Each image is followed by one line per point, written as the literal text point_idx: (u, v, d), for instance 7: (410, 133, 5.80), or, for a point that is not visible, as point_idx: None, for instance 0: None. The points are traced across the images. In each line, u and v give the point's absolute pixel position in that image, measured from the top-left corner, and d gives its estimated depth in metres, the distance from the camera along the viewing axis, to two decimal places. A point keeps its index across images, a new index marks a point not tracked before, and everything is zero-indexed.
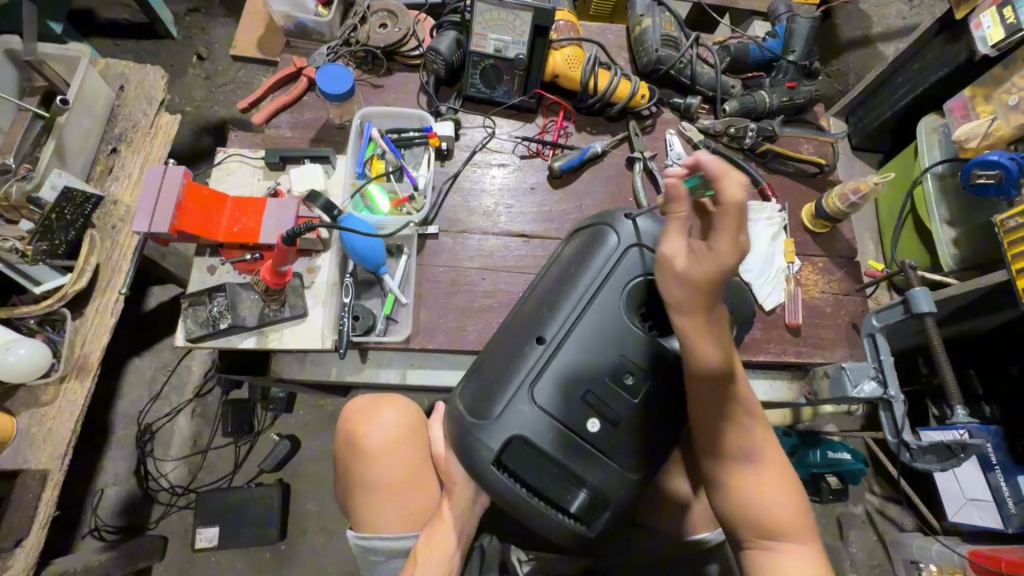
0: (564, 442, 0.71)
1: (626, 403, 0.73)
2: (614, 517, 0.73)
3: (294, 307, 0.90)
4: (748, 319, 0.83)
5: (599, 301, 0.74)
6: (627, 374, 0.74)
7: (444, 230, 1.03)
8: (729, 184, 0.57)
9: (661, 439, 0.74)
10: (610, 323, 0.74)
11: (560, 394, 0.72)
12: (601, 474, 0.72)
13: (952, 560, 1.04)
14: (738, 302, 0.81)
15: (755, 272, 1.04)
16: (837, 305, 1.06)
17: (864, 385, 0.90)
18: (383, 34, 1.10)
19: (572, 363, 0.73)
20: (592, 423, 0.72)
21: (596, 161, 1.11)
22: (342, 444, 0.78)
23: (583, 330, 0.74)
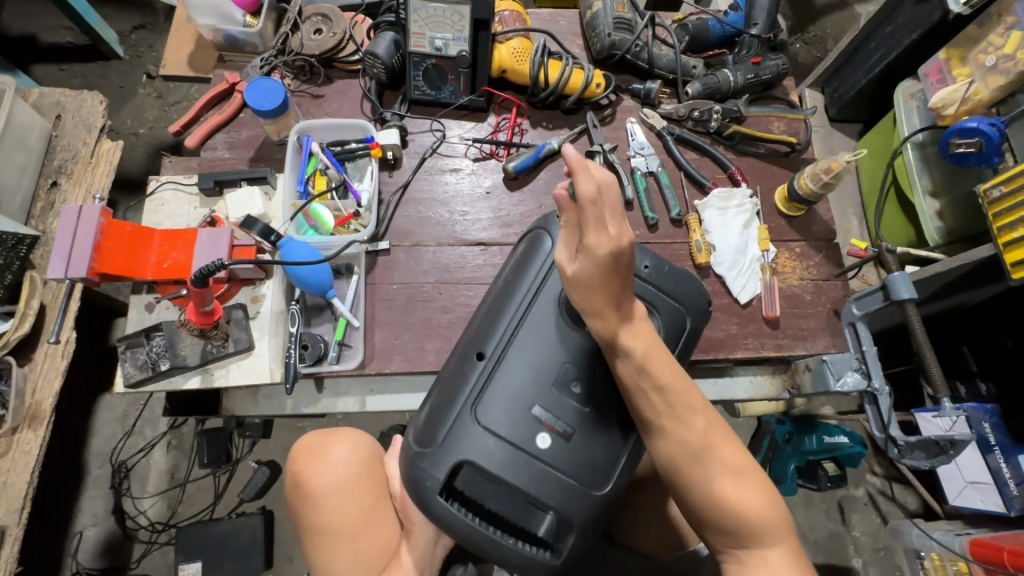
0: (515, 462, 0.68)
1: (577, 414, 0.71)
2: (581, 539, 0.68)
3: (238, 341, 0.85)
4: (703, 309, 0.79)
5: (536, 310, 0.74)
6: (573, 381, 0.72)
7: (396, 244, 0.97)
8: (583, 183, 0.53)
9: (617, 447, 0.71)
10: (551, 332, 0.73)
11: (506, 412, 0.70)
12: (559, 493, 0.68)
13: (952, 551, 1.01)
14: (689, 293, 0.79)
15: (727, 264, 0.98)
16: (818, 291, 1.01)
17: (847, 377, 0.86)
18: (318, 41, 1.04)
19: (514, 377, 0.71)
20: (543, 438, 0.69)
21: (554, 158, 1.05)
22: (289, 486, 0.78)
23: (524, 343, 0.73)
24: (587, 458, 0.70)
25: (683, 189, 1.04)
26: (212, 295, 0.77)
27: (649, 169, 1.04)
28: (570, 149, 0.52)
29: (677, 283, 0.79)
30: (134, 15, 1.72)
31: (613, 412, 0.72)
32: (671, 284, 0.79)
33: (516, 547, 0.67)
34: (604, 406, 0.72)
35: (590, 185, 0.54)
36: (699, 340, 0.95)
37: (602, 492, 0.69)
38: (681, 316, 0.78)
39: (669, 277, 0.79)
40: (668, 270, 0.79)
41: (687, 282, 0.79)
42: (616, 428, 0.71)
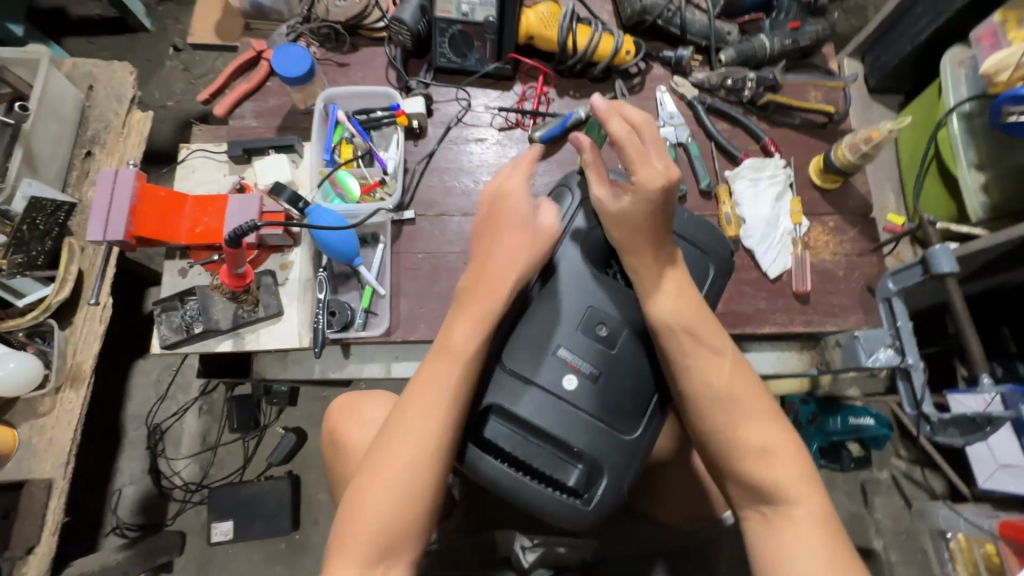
0: (543, 405, 0.68)
1: (602, 356, 0.71)
2: (613, 484, 0.68)
3: (268, 306, 0.87)
4: (726, 258, 0.78)
5: (559, 256, 0.75)
6: (598, 325, 0.72)
7: (422, 214, 0.97)
8: (614, 124, 0.69)
9: (643, 391, 0.71)
10: (575, 277, 0.74)
11: (533, 354, 0.70)
12: (588, 436, 0.68)
13: (981, 532, 0.99)
14: (710, 241, 0.78)
15: (757, 236, 0.96)
16: (851, 267, 0.98)
17: (879, 353, 0.84)
18: (342, 8, 1.03)
19: (539, 321, 0.72)
20: (569, 379, 0.69)
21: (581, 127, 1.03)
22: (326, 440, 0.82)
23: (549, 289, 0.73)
24: (615, 402, 0.70)
25: (714, 160, 1.02)
26: (244, 258, 0.78)
27: (679, 139, 1.01)
28: (601, 99, 0.69)
29: (699, 231, 0.78)
30: None
31: (638, 357, 0.72)
32: (692, 231, 0.78)
33: (545, 492, 0.68)
34: (630, 351, 0.72)
35: (621, 127, 0.69)
36: (726, 314, 0.94)
37: (632, 437, 0.69)
38: (703, 262, 0.77)
39: (690, 224, 0.78)
40: (688, 218, 0.79)
41: (709, 230, 0.78)
42: (642, 374, 0.72)
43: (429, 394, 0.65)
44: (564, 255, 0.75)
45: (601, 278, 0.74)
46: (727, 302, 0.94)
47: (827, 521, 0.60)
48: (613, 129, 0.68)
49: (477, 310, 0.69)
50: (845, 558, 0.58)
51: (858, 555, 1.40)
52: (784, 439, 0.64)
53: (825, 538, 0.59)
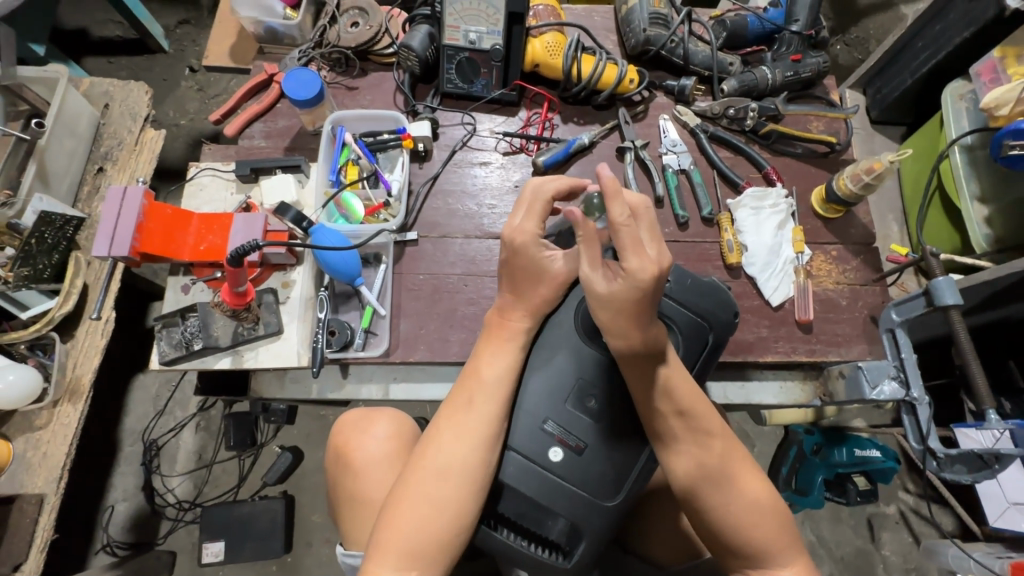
0: (526, 473, 0.69)
1: (590, 428, 0.71)
2: (593, 546, 0.68)
3: (268, 324, 0.87)
4: (727, 322, 0.75)
5: (557, 318, 0.75)
6: (588, 396, 0.72)
7: (424, 235, 0.98)
8: (617, 206, 0.59)
9: (628, 462, 0.71)
10: (565, 352, 0.73)
11: (518, 424, 0.71)
12: (570, 503, 0.68)
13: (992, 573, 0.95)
14: (712, 308, 0.75)
15: (759, 264, 0.96)
16: (853, 297, 0.97)
17: (883, 386, 0.83)
18: (353, 34, 1.06)
19: (530, 392, 0.72)
20: (555, 451, 0.69)
21: (584, 154, 1.05)
22: (331, 458, 0.78)
23: (540, 361, 0.73)
24: (597, 471, 0.69)
25: (716, 187, 1.02)
26: (245, 277, 0.80)
27: (681, 166, 1.03)
28: (606, 176, 0.59)
29: (699, 297, 0.75)
30: (180, 11, 1.77)
31: (630, 425, 0.71)
32: (691, 299, 0.75)
33: (525, 549, 0.68)
34: (618, 422, 0.71)
35: (623, 209, 0.59)
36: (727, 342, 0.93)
37: (613, 503, 0.69)
38: (703, 332, 0.75)
39: (690, 289, 0.75)
40: (691, 283, 0.76)
41: (711, 293, 0.75)
42: (629, 443, 0.71)
43: (458, 439, 0.66)
44: (558, 322, 0.74)
45: (592, 348, 0.73)
46: None
47: None
48: (615, 211, 0.59)
49: (463, 384, 0.70)
50: None
51: None
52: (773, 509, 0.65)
53: None
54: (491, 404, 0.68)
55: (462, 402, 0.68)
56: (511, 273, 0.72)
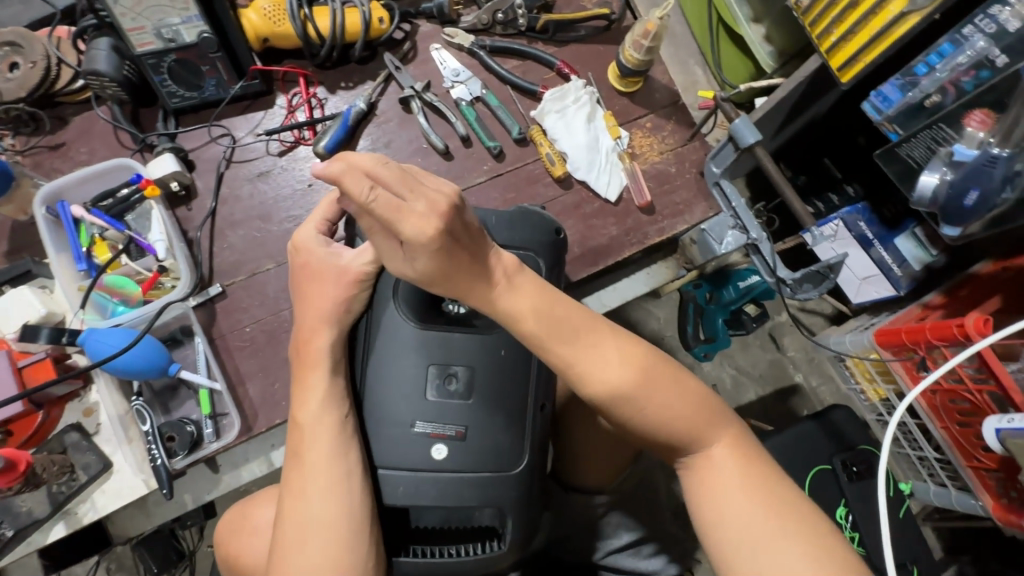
0: (417, 486, 0.62)
1: (463, 410, 0.63)
2: (519, 519, 0.63)
3: (88, 466, 0.73)
4: (551, 242, 0.70)
5: (378, 313, 0.66)
6: (449, 377, 0.64)
7: (229, 282, 0.83)
8: (350, 183, 0.48)
9: (519, 422, 0.64)
10: (402, 345, 0.64)
11: (387, 441, 0.63)
12: (477, 490, 0.62)
13: (864, 344, 1.06)
14: (530, 234, 0.70)
15: (584, 165, 0.92)
16: (680, 160, 0.96)
17: (727, 238, 0.87)
18: (17, 79, 0.82)
19: (386, 404, 0.64)
20: (438, 450, 0.62)
21: (368, 120, 0.92)
22: (227, 570, 0.69)
23: (380, 364, 0.64)
24: (489, 447, 0.63)
25: (516, 103, 0.95)
26: None
27: (474, 94, 0.94)
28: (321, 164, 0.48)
29: (514, 228, 0.69)
30: None
31: (504, 381, 0.64)
32: (505, 233, 0.69)
33: (459, 557, 0.62)
34: (490, 386, 0.64)
35: (362, 185, 0.48)
36: (585, 253, 0.90)
37: (518, 467, 0.63)
38: (531, 261, 0.69)
39: (503, 226, 0.69)
40: (498, 219, 0.69)
41: (524, 220, 0.70)
42: (510, 398, 0.64)
43: (312, 496, 0.58)
44: (385, 319, 0.65)
45: (430, 330, 0.64)
46: (581, 242, 0.91)
47: (739, 448, 0.61)
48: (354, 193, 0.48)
49: (299, 433, 0.61)
50: (757, 477, 0.60)
51: (787, 394, 1.53)
52: (688, 394, 0.61)
53: (738, 464, 0.60)
54: (338, 448, 0.59)
55: (305, 460, 0.60)
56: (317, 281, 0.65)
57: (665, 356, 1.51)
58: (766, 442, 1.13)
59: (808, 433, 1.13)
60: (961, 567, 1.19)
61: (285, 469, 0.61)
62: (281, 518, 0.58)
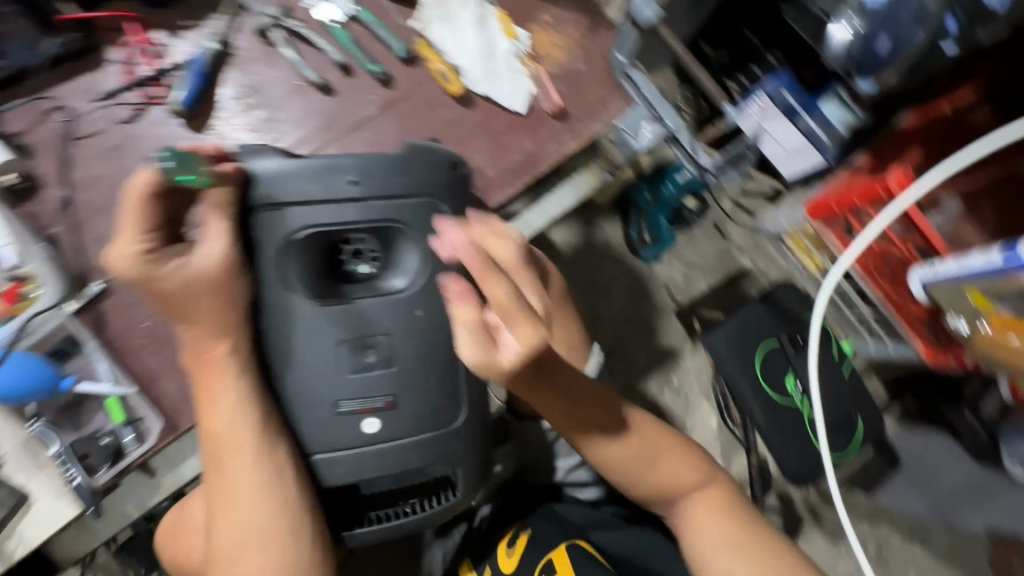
0: (356, 463, 0.58)
1: (388, 378, 0.57)
2: (470, 466, 0.62)
3: (4, 500, 0.67)
4: (454, 179, 0.59)
5: (265, 295, 0.54)
6: (367, 349, 0.56)
7: (110, 278, 0.74)
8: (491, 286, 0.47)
9: (453, 377, 0.60)
10: (302, 325, 0.55)
11: (313, 429, 0.56)
12: (419, 452, 0.59)
13: (800, 220, 1.05)
14: (426, 174, 0.57)
15: (481, 76, 0.83)
16: (589, 53, 0.87)
17: (643, 132, 0.84)
18: None
19: (301, 392, 0.56)
20: (369, 424, 0.57)
21: (227, 63, 0.80)
22: (176, 568, 0.67)
23: (283, 351, 0.55)
24: (425, 407, 0.59)
25: (395, 17, 0.84)
26: None
27: (344, 13, 0.82)
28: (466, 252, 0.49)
29: (408, 168, 0.56)
30: None
31: (428, 340, 0.58)
32: (399, 177, 0.56)
33: (414, 514, 0.62)
34: (414, 348, 0.58)
35: (504, 288, 0.47)
36: (501, 175, 0.83)
37: (459, 421, 0.60)
38: (434, 206, 0.57)
39: (390, 169, 0.56)
40: (387, 161, 0.56)
41: (419, 159, 0.57)
42: (438, 357, 0.59)
43: (243, 501, 0.55)
44: (276, 303, 0.54)
45: (333, 304, 0.55)
46: (495, 163, 0.83)
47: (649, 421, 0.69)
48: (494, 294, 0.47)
49: (213, 441, 0.55)
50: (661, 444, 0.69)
51: (737, 280, 1.50)
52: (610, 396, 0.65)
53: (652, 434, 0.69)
54: (262, 452, 0.54)
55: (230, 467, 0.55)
56: (183, 305, 0.53)
57: (613, 262, 1.46)
58: (718, 331, 1.14)
59: (754, 315, 1.15)
60: (905, 406, 1.27)
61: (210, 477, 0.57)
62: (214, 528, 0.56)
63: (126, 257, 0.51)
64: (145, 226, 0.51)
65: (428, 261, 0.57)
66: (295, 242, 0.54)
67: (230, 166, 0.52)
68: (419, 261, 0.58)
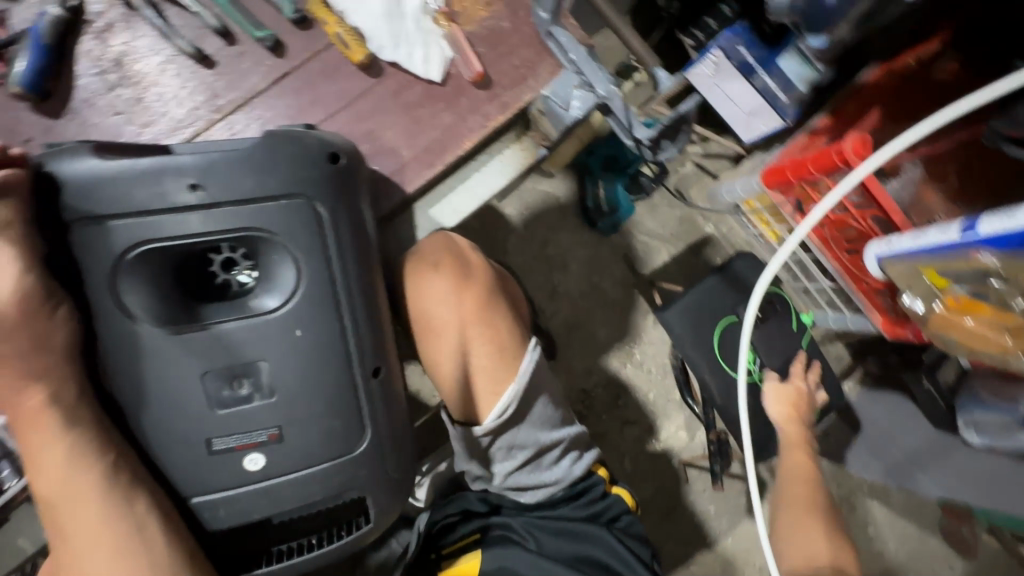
0: (241, 505, 0.51)
1: (265, 410, 0.50)
2: (378, 492, 0.55)
3: None
4: (324, 172, 0.49)
5: (104, 328, 0.47)
6: (236, 379, 0.49)
7: None
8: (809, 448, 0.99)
9: (346, 401, 0.52)
10: (155, 360, 0.47)
11: (183, 472, 0.49)
12: (314, 486, 0.52)
13: (754, 189, 0.98)
14: (284, 169, 0.48)
15: (389, 41, 0.72)
16: (512, 8, 0.76)
17: (573, 102, 0.73)
18: None
19: (162, 433, 0.49)
20: (250, 461, 0.50)
21: (80, 33, 0.68)
22: None
23: (135, 389, 0.48)
24: (317, 436, 0.52)
25: None
26: None
27: None
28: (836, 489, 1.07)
29: (261, 165, 0.48)
30: None
31: (311, 364, 0.50)
32: (252, 175, 0.47)
33: (320, 547, 0.54)
34: (294, 374, 0.50)
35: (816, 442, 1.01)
36: (418, 155, 0.73)
37: (359, 448, 0.53)
38: (301, 208, 0.48)
39: (240, 168, 0.47)
40: (234, 159, 0.47)
41: (275, 151, 0.48)
42: (325, 380, 0.51)
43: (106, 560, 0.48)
44: (115, 335, 0.46)
45: (188, 331, 0.47)
46: (410, 142, 0.73)
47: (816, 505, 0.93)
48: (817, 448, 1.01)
49: (62, 498, 0.48)
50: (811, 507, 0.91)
51: (700, 248, 1.44)
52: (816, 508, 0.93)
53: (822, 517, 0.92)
54: (107, 506, 0.47)
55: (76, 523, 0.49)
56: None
57: (569, 235, 1.38)
58: (674, 307, 1.08)
59: (710, 288, 1.10)
60: (867, 370, 1.25)
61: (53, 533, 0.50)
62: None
63: None
64: None
65: (302, 270, 0.49)
66: (133, 263, 0.46)
67: (5, 175, 0.44)
68: (293, 272, 0.49)
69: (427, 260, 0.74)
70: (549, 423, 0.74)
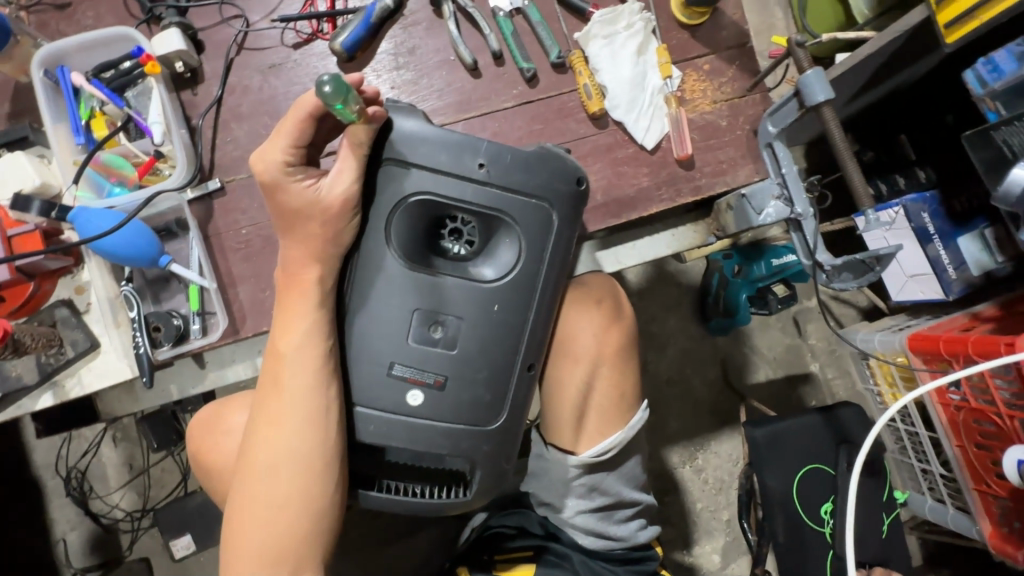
0: (388, 428, 0.58)
1: (444, 358, 0.58)
2: (490, 470, 0.61)
3: (76, 342, 0.74)
4: (571, 193, 0.59)
5: (366, 243, 0.57)
6: (435, 324, 0.58)
7: (229, 180, 0.79)
8: None
9: (503, 381, 0.59)
10: (387, 283, 0.57)
11: (362, 380, 0.58)
12: (447, 440, 0.59)
13: (895, 346, 0.98)
14: (544, 179, 0.58)
15: (624, 104, 0.83)
16: (734, 113, 0.85)
17: (768, 208, 0.77)
18: None
19: (364, 342, 0.58)
20: (413, 395, 0.58)
21: (393, 19, 0.83)
22: (195, 464, 0.71)
23: (362, 298, 0.58)
24: (470, 398, 0.59)
25: (560, 22, 0.85)
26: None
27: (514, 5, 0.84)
28: None
29: (529, 170, 0.58)
30: None
31: (494, 338, 0.59)
32: (519, 175, 0.58)
33: (424, 498, 0.60)
34: (477, 339, 0.58)
35: None
36: (608, 204, 0.82)
37: (495, 424, 0.59)
38: (543, 213, 0.58)
39: (514, 166, 0.57)
40: (513, 159, 0.58)
41: (542, 163, 0.58)
42: (496, 355, 0.59)
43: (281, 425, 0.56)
44: (370, 254, 0.57)
45: (420, 271, 0.57)
46: (606, 190, 0.82)
47: None
48: None
49: (274, 360, 0.57)
50: None
51: (798, 382, 1.41)
52: None
53: None
54: (309, 384, 0.55)
55: (280, 390, 0.57)
56: (294, 224, 0.56)
57: (677, 320, 1.41)
58: (767, 426, 1.08)
59: (811, 424, 1.08)
60: None
61: (259, 392, 0.59)
62: (251, 440, 0.57)
63: (270, 162, 0.55)
64: (298, 138, 0.54)
65: (521, 261, 0.58)
66: (408, 207, 0.57)
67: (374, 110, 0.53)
68: (512, 260, 0.59)
69: (589, 294, 0.79)
70: (633, 482, 0.78)
